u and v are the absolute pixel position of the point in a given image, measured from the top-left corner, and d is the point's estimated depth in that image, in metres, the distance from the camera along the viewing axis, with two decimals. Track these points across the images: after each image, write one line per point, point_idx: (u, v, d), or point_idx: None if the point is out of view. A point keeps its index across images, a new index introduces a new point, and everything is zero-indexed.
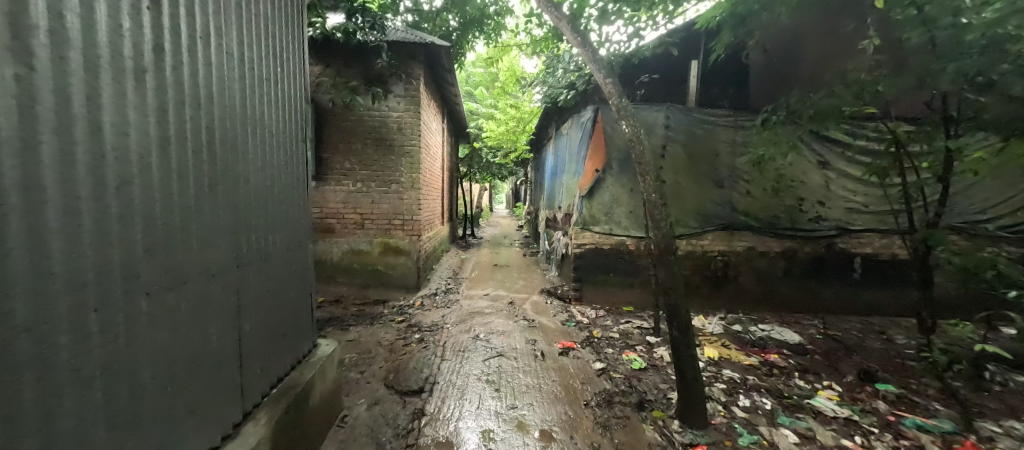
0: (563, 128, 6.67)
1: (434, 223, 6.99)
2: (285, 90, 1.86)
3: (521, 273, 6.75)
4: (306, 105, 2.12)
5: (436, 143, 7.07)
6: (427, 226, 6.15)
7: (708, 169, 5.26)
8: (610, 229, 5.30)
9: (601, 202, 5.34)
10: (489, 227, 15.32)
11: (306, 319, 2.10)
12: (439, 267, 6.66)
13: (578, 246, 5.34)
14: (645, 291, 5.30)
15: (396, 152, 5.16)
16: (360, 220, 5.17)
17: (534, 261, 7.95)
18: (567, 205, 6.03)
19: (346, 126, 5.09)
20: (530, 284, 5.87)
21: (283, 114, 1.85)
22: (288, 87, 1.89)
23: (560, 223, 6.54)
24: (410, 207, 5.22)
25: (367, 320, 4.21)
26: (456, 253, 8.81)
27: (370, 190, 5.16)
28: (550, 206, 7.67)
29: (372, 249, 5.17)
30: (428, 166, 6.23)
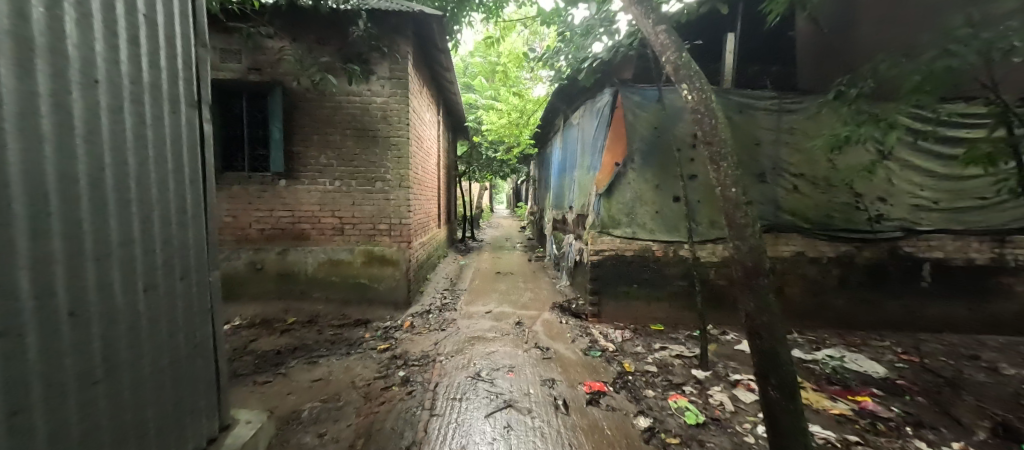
0: (573, 117, 5.93)
1: (429, 226, 6.20)
2: (136, 31, 1.19)
3: (528, 282, 5.94)
4: (191, 61, 1.45)
5: (430, 136, 6.29)
6: (420, 231, 5.37)
7: (748, 161, 4.47)
8: (634, 232, 4.52)
9: (622, 201, 4.57)
10: (489, 229, 14.48)
11: (198, 375, 1.45)
12: (435, 277, 5.87)
13: (596, 253, 4.55)
14: (675, 305, 4.52)
15: (380, 144, 4.37)
16: (339, 225, 4.39)
17: (541, 266, 7.16)
18: (581, 205, 5.25)
19: (321, 114, 4.30)
20: (539, 296, 5.08)
21: (135, 70, 1.19)
22: (145, 27, 1.23)
23: (572, 225, 5.74)
24: (398, 210, 4.45)
25: (343, 348, 3.44)
26: (455, 258, 8.01)
27: (351, 190, 4.38)
28: (558, 206, 6.87)
29: (354, 259, 4.39)
30: (420, 163, 5.47)
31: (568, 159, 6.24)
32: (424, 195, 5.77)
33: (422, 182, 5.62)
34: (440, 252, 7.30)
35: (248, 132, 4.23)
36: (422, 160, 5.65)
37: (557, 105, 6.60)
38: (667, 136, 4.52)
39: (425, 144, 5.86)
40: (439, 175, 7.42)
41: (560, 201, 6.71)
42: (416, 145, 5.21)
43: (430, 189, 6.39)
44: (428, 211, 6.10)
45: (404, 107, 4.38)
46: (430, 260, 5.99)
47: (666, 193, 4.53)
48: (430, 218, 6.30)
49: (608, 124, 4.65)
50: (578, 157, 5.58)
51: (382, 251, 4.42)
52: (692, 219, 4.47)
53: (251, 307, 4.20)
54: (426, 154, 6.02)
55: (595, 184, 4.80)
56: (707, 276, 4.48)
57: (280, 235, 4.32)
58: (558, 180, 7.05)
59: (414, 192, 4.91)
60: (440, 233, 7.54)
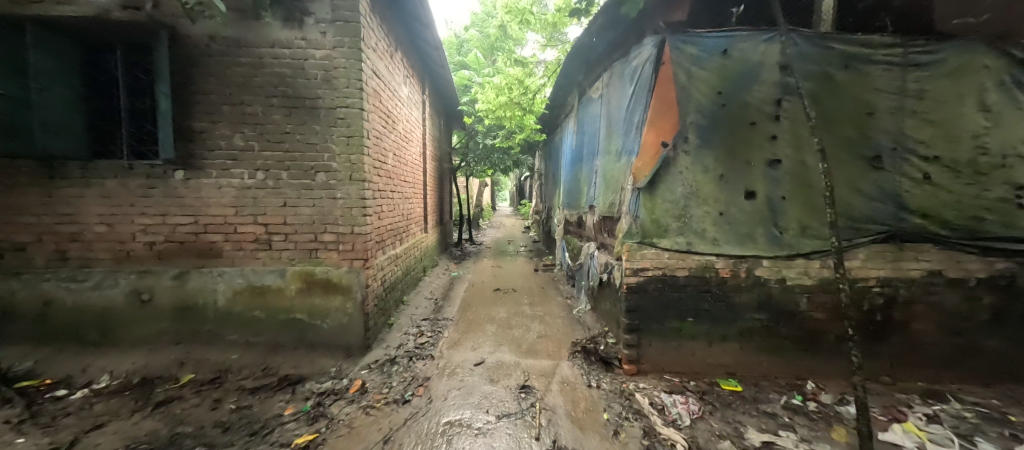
0: (594, 89, 4.55)
1: (407, 232, 4.85)
2: None
3: (535, 303, 4.57)
4: None
5: (408, 117, 4.90)
6: (391, 241, 4.01)
7: (855, 139, 3.07)
8: (689, 243, 3.13)
9: (671, 198, 3.18)
10: (490, 230, 13.07)
11: None
12: (414, 299, 4.51)
13: (634, 273, 3.16)
14: (749, 347, 3.15)
15: (322, 118, 3.01)
16: (265, 236, 3.04)
17: (551, 279, 5.78)
18: (604, 202, 3.86)
19: (234, 74, 2.95)
20: (551, 329, 3.72)
21: None
22: None
23: (593, 230, 4.36)
24: (349, 213, 3.07)
25: (237, 443, 2.08)
26: (446, 268, 6.67)
27: (281, 186, 3.03)
28: (572, 204, 5.47)
29: (285, 285, 3.03)
30: (391, 151, 4.13)
31: (585, 146, 4.91)
32: (398, 192, 4.42)
33: (395, 175, 4.28)
34: (426, 262, 5.95)
35: (125, 103, 2.90)
36: (396, 149, 4.35)
37: (570, 74, 5.23)
38: (737, 103, 3.13)
39: (401, 129, 4.58)
40: (425, 168, 6.07)
41: (574, 200, 5.31)
42: (386, 127, 3.90)
43: (410, 185, 5.07)
44: (405, 212, 4.75)
45: (356, 63, 3.00)
46: (408, 277, 4.64)
47: (735, 186, 3.14)
48: (409, 221, 4.97)
49: (649, 87, 3.26)
50: (600, 140, 4.23)
51: (328, 273, 3.06)
52: (773, 224, 3.09)
53: (132, 358, 2.87)
54: (404, 143, 4.74)
55: (627, 172, 3.41)
56: (797, 306, 3.10)
57: (177, 251, 2.98)
58: (570, 175, 5.73)
59: (377, 188, 3.52)
60: (427, 238, 6.18)
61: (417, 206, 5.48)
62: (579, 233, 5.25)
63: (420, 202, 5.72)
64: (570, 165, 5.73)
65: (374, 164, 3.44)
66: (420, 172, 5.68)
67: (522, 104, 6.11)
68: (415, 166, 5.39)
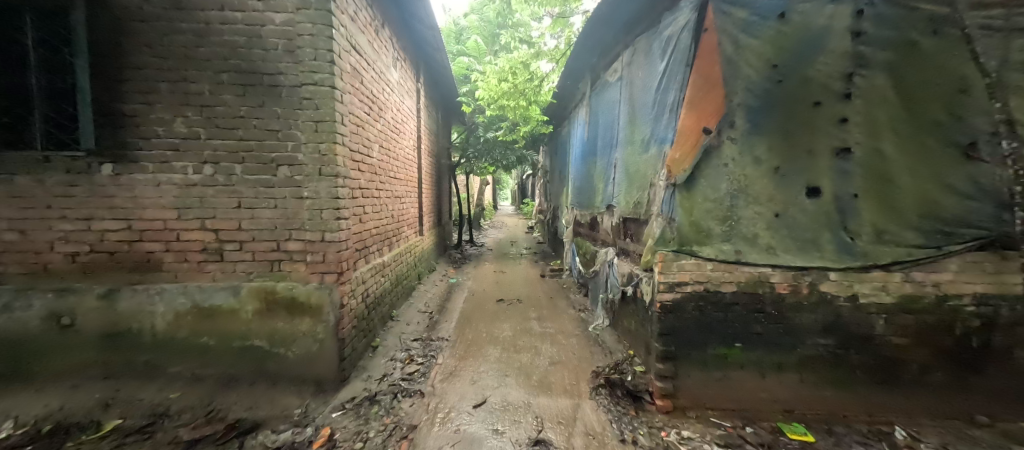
0: (613, 71, 3.95)
1: (398, 236, 4.26)
2: None
3: (544, 317, 3.99)
4: None
5: (398, 105, 4.31)
6: (376, 248, 3.41)
7: (947, 122, 2.47)
8: (737, 252, 2.54)
9: (714, 196, 2.60)
10: (491, 230, 12.45)
11: None
12: (406, 313, 3.92)
13: (669, 288, 2.58)
14: (811, 380, 2.56)
15: (284, 99, 2.42)
16: (216, 245, 2.47)
17: (560, 287, 5.19)
18: (626, 201, 3.28)
19: (174, 43, 2.38)
20: (565, 352, 3.14)
21: None
22: None
23: (612, 233, 3.77)
24: (318, 215, 2.47)
25: None
26: (444, 273, 6.08)
27: (233, 183, 2.44)
28: (584, 204, 4.88)
29: (239, 306, 2.45)
30: (378, 144, 3.57)
31: (599, 138, 4.33)
32: (386, 190, 3.85)
33: (383, 172, 3.71)
34: (421, 267, 5.37)
35: (37, 80, 2.33)
36: (385, 142, 3.80)
37: (582, 57, 4.64)
38: (797, 79, 2.54)
39: (390, 120, 4.02)
40: (420, 164, 5.48)
41: (587, 199, 4.71)
42: (371, 114, 3.34)
43: (402, 182, 4.49)
44: (396, 214, 4.18)
45: (326, 28, 2.41)
46: (399, 288, 4.05)
47: (795, 181, 2.54)
48: (400, 223, 4.38)
49: (687, 61, 2.68)
50: (619, 130, 3.65)
51: (293, 290, 2.47)
52: (843, 227, 2.50)
53: (47, 397, 2.30)
54: (395, 135, 4.20)
55: (657, 165, 2.82)
56: (872, 330, 2.51)
57: (107, 264, 2.41)
58: (581, 171, 5.14)
59: (357, 186, 2.93)
60: (423, 241, 5.59)
61: (410, 205, 4.89)
62: (593, 236, 4.64)
63: (414, 200, 5.11)
64: (581, 160, 5.14)
65: (353, 157, 2.85)
66: (413, 167, 5.09)
67: (528, 91, 5.44)
68: (408, 161, 4.81)
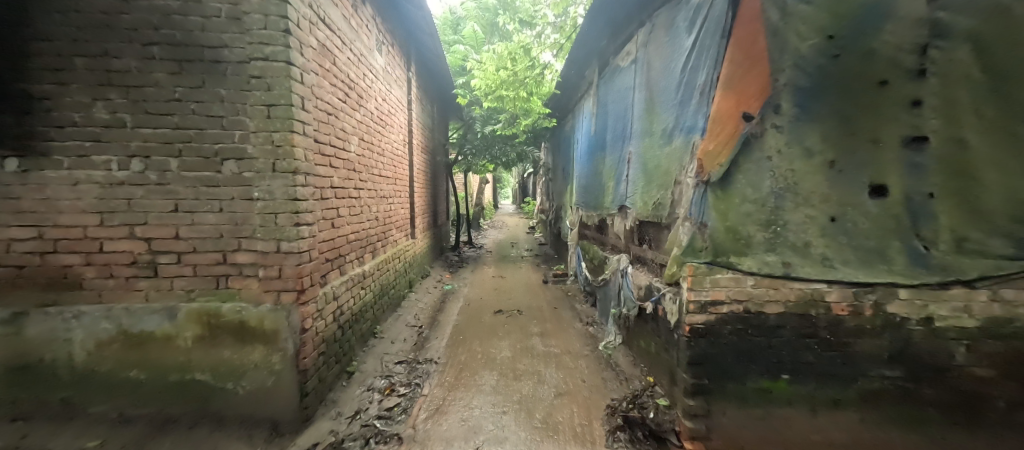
0: (625, 53, 3.47)
1: (384, 241, 3.81)
2: None
3: (548, 331, 3.54)
4: None
5: (383, 94, 3.84)
6: (354, 257, 2.95)
7: None
8: (785, 264, 2.08)
9: (754, 197, 2.13)
10: (490, 230, 11.99)
11: None
12: (391, 329, 3.46)
13: (701, 308, 2.12)
14: (874, 419, 2.11)
15: (228, 77, 1.97)
16: (149, 257, 2.02)
17: (565, 296, 4.73)
18: (643, 201, 2.81)
19: (92, 9, 1.93)
20: (573, 378, 2.68)
21: None
22: None
23: (625, 238, 3.31)
24: (271, 220, 2.00)
25: None
26: (439, 279, 5.63)
27: (168, 182, 1.99)
28: (591, 204, 4.41)
29: (177, 331, 2.00)
30: (359, 136, 3.12)
31: (609, 131, 3.86)
32: (369, 189, 3.39)
33: (364, 168, 3.26)
34: (413, 274, 4.93)
35: None
36: (367, 135, 3.34)
37: (589, 41, 4.17)
38: (858, 52, 2.07)
39: (374, 110, 3.57)
40: (412, 161, 5.03)
41: (595, 198, 4.23)
42: (349, 102, 2.89)
43: (388, 180, 4.03)
44: (380, 216, 3.71)
45: None
46: (384, 300, 3.59)
47: (854, 178, 2.08)
48: (386, 226, 3.92)
49: (721, 32, 2.20)
50: (634, 120, 3.19)
51: (241, 313, 2.01)
52: (915, 235, 2.03)
53: None
54: (380, 129, 3.76)
55: (685, 159, 2.35)
56: (952, 360, 2.05)
57: (14, 281, 1.97)
58: (588, 168, 4.67)
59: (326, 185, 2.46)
60: (414, 244, 5.13)
61: (399, 205, 4.44)
62: (602, 239, 4.18)
63: (404, 198, 4.66)
64: (588, 156, 4.67)
65: (320, 150, 2.38)
66: (403, 164, 4.63)
67: (528, 80, 4.93)
68: (396, 156, 4.35)
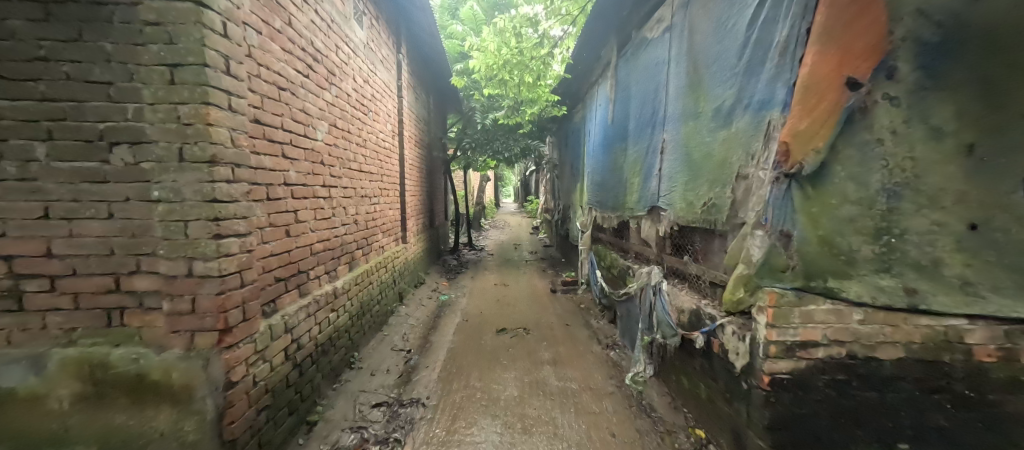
0: (656, 21, 2.84)
1: (366, 249, 3.21)
2: None
3: (561, 358, 2.93)
4: None
5: (364, 74, 3.22)
6: (320, 272, 2.34)
7: None
8: (909, 291, 1.45)
9: (858, 196, 1.47)
10: (492, 230, 11.37)
11: None
12: (372, 356, 2.86)
13: (786, 353, 1.51)
14: None
15: (115, 26, 1.37)
16: (10, 284, 1.42)
17: (578, 309, 4.11)
18: (687, 201, 2.20)
19: None
20: (599, 430, 2.08)
21: None
22: None
23: (657, 246, 2.69)
24: (179, 231, 1.40)
25: None
26: (434, 287, 5.03)
27: (33, 176, 1.39)
28: (608, 204, 3.78)
29: (50, 389, 1.41)
30: (328, 121, 2.50)
31: (633, 117, 3.24)
32: (344, 188, 2.77)
33: (337, 162, 2.65)
34: (405, 283, 4.32)
35: None
36: (341, 121, 2.72)
37: (608, 14, 3.53)
38: None
39: (352, 92, 2.95)
40: (403, 156, 4.43)
41: (614, 197, 3.60)
42: (312, 76, 2.27)
43: (372, 177, 3.41)
44: (361, 219, 3.10)
45: None
46: (365, 320, 2.98)
47: (1011, 166, 1.33)
48: (369, 232, 3.31)
49: None
50: (669, 100, 2.56)
51: (139, 362, 1.42)
52: None
53: None
54: (361, 115, 3.14)
55: (753, 145, 1.73)
56: None
57: None
58: (604, 162, 4.05)
59: (271, 180, 1.84)
60: (406, 250, 4.52)
61: (387, 206, 3.83)
62: (624, 245, 3.55)
63: (392, 198, 4.05)
64: (605, 148, 4.05)
65: (262, 133, 1.76)
66: (391, 158, 4.02)
67: (533, 61, 4.26)
68: (383, 149, 3.74)
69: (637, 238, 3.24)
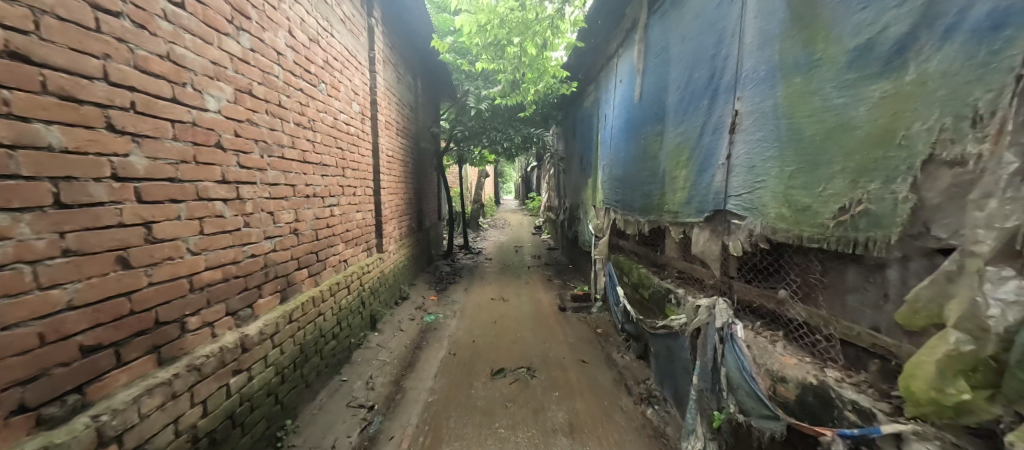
0: None
1: (315, 267, 2.37)
2: None
3: (581, 421, 2.10)
4: None
5: (310, 30, 2.36)
6: (210, 317, 1.50)
7: None
8: None
9: None
10: (491, 230, 10.52)
11: None
12: (315, 423, 2.03)
13: None
14: None
15: None
16: None
17: (594, 337, 3.28)
18: (793, 204, 1.35)
19: None
20: None
21: None
22: None
23: (723, 268, 1.85)
24: None
25: None
26: (419, 304, 4.19)
27: None
28: (636, 205, 2.93)
29: None
30: (232, 83, 1.65)
31: (676, 87, 2.38)
32: (271, 184, 1.92)
33: (254, 146, 1.79)
34: (379, 303, 3.48)
35: None
36: (263, 87, 1.87)
37: None
38: None
39: (287, 49, 2.09)
40: (377, 145, 3.58)
41: (646, 196, 2.74)
42: (189, 5, 1.42)
43: (325, 170, 2.55)
44: (304, 227, 2.25)
45: None
46: (307, 368, 2.15)
47: None
48: (320, 243, 2.46)
49: None
50: (746, 52, 1.70)
51: None
52: None
53: None
54: (305, 85, 2.28)
55: (977, 98, 0.87)
56: None
57: None
58: (628, 151, 3.20)
59: (64, 171, 1.00)
60: (383, 260, 3.68)
61: (351, 207, 2.99)
62: (659, 259, 2.71)
63: (360, 197, 3.21)
64: (630, 132, 3.20)
65: (30, 80, 0.93)
66: (358, 147, 3.17)
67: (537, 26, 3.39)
68: (345, 134, 2.89)
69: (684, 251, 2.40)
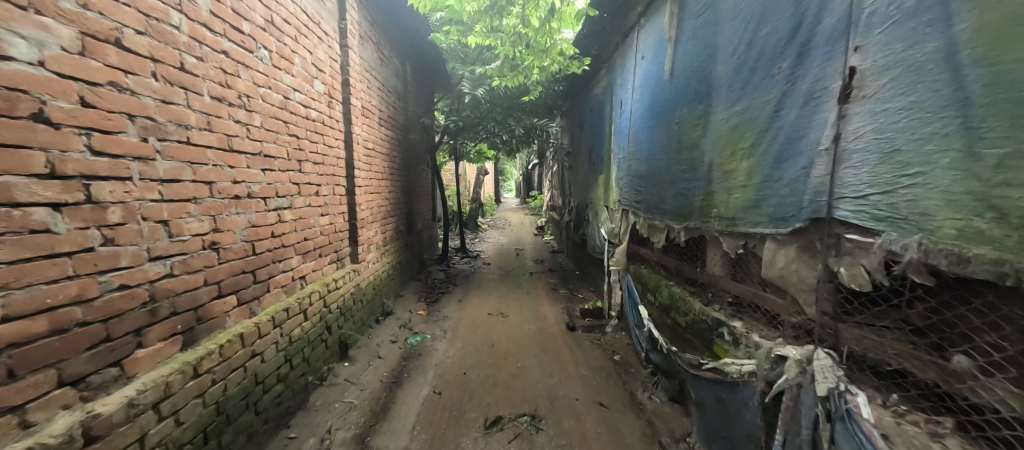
0: None
1: (249, 291, 1.78)
2: None
3: None
4: None
5: None
6: (10, 398, 0.91)
7: None
8: None
9: None
10: (490, 231, 9.91)
11: None
12: None
13: None
14: None
15: None
16: None
17: (612, 367, 2.69)
18: (1010, 213, 0.76)
19: None
20: None
21: None
22: None
23: (817, 302, 1.26)
24: None
25: None
26: (404, 321, 3.60)
27: None
28: (668, 207, 2.32)
29: None
30: (70, 21, 1.05)
31: (733, 51, 1.76)
32: (162, 180, 1.33)
33: (127, 124, 1.21)
34: (352, 325, 2.88)
35: None
36: (146, 37, 1.27)
37: None
38: None
39: None
40: (351, 135, 2.98)
41: (683, 195, 2.13)
42: None
43: (268, 162, 1.95)
44: (229, 240, 1.65)
45: None
46: (227, 434, 1.56)
47: None
48: (259, 258, 1.86)
49: None
50: None
51: None
52: None
53: None
54: (231, 46, 1.68)
55: None
56: None
57: None
58: (656, 141, 2.58)
59: None
60: (359, 272, 3.08)
61: (311, 209, 2.39)
62: (701, 278, 2.11)
63: (326, 196, 2.61)
64: (658, 118, 2.58)
65: None
66: (323, 136, 2.57)
67: None
68: (302, 119, 2.29)
69: (742, 269, 1.80)
